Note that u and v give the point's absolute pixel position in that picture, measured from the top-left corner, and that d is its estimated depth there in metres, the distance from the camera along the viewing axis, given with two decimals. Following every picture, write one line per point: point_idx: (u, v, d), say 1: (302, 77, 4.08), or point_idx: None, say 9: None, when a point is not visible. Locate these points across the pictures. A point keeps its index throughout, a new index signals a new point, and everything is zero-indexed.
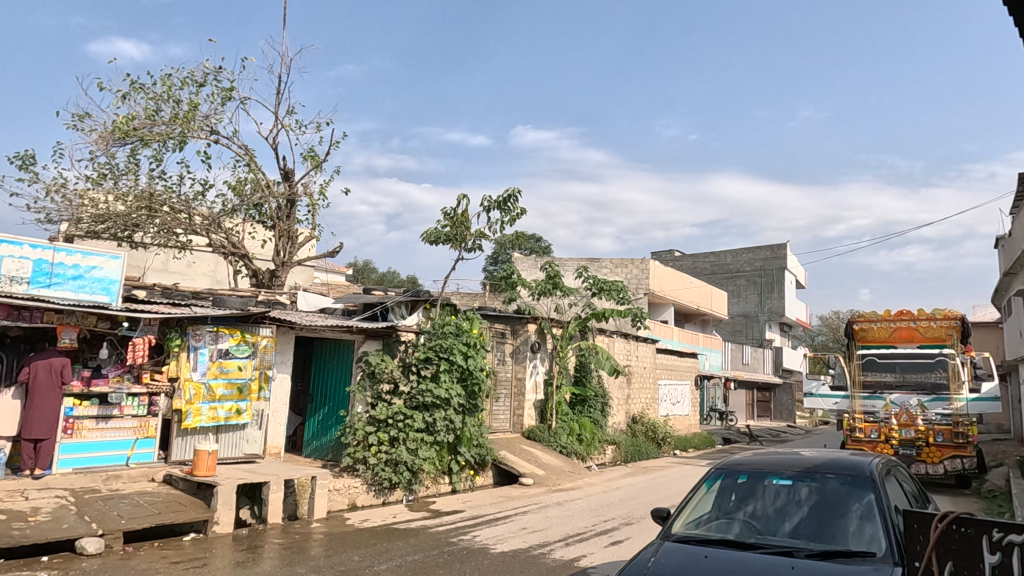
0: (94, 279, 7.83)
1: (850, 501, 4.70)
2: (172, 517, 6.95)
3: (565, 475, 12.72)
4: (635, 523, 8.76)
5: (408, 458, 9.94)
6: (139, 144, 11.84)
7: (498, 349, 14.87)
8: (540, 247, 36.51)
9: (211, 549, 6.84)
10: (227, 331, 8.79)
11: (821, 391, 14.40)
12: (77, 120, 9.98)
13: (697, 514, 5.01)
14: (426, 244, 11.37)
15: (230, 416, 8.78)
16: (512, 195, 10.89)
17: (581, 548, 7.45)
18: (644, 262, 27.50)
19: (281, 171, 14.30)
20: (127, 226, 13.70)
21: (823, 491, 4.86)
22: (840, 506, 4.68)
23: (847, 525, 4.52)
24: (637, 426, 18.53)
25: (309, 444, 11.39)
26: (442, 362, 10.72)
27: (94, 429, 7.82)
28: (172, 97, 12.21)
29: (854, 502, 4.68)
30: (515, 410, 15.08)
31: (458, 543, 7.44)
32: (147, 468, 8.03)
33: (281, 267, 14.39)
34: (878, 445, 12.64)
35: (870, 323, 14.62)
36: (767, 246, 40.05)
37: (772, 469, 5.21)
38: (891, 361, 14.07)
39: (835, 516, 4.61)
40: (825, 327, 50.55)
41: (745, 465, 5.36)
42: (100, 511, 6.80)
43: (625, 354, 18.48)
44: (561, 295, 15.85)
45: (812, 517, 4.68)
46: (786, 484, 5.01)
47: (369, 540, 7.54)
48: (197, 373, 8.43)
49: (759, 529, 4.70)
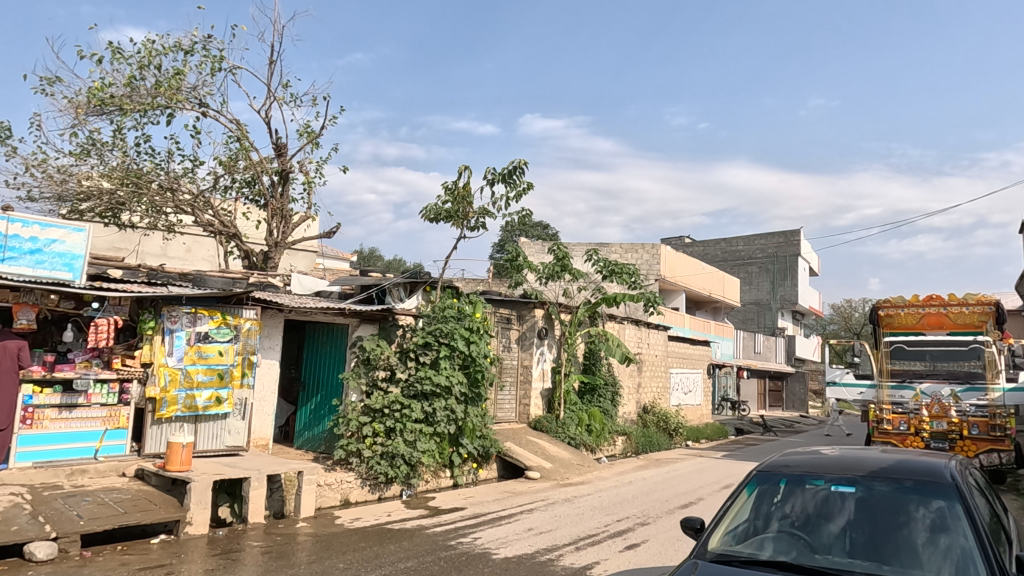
0: (54, 254, 7.08)
1: (913, 506, 3.94)
2: (138, 518, 6.24)
3: (574, 468, 11.99)
4: (651, 524, 8.01)
5: (405, 451, 9.22)
6: (117, 114, 11.11)
7: (503, 335, 14.11)
8: (547, 233, 35.68)
9: (180, 554, 6.12)
10: (207, 312, 8.03)
11: (845, 379, 13.61)
12: (48, 84, 9.22)
13: (734, 523, 4.23)
14: (425, 221, 10.59)
15: (209, 406, 8.03)
16: (519, 167, 10.07)
17: (594, 553, 6.68)
18: (656, 246, 26.63)
19: (274, 146, 13.54)
20: (112, 204, 13.00)
21: (878, 494, 4.09)
22: (901, 513, 3.93)
23: (914, 537, 3.78)
24: (648, 416, 17.83)
25: (302, 435, 10.64)
26: (442, 348, 9.98)
27: (57, 418, 7.12)
28: (156, 64, 11.41)
29: (917, 508, 3.92)
30: (521, 399, 14.30)
31: (456, 547, 6.71)
32: (117, 461, 7.34)
33: (275, 248, 13.66)
34: (906, 438, 12.02)
35: (896, 309, 13.72)
36: (781, 233, 39.24)
37: (817, 471, 4.41)
38: (921, 349, 13.16)
39: (898, 526, 3.86)
40: (838, 316, 49.68)
41: (789, 466, 4.55)
42: (58, 511, 6.12)
43: (635, 341, 17.74)
44: (570, 278, 15.04)
45: (870, 526, 3.92)
46: (839, 488, 4.21)
47: (358, 543, 6.78)
48: (172, 359, 7.72)
49: (807, 542, 3.94)
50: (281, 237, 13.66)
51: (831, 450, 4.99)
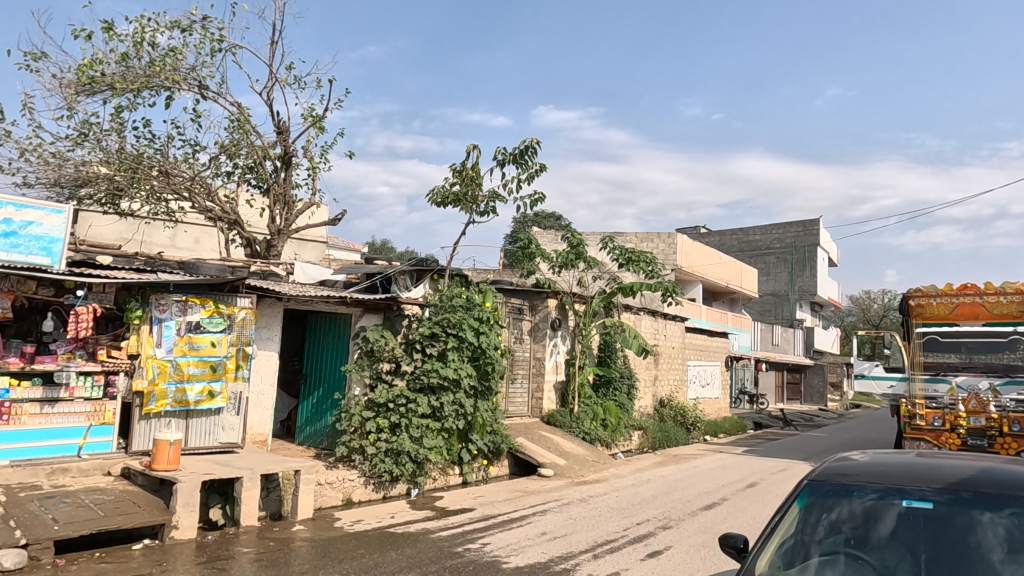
0: (31, 237, 6.61)
1: (981, 512, 3.38)
2: (119, 522, 5.74)
3: (589, 465, 11.44)
4: (674, 528, 7.44)
5: (411, 448, 8.68)
6: (109, 93, 10.62)
7: (515, 326, 13.58)
8: (559, 223, 35.04)
9: (163, 562, 5.62)
10: (198, 300, 7.55)
11: (874, 373, 12.80)
12: (33, 60, 8.71)
13: (782, 545, 3.63)
14: (433, 204, 10.05)
15: (202, 400, 7.55)
16: (532, 146, 9.50)
17: (613, 562, 6.11)
18: (672, 235, 25.95)
19: (276, 130, 13.02)
20: (110, 190, 12.54)
21: (940, 502, 3.51)
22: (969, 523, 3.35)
23: (989, 552, 3.20)
24: (665, 410, 17.26)
25: (303, 430, 10.16)
26: (450, 339, 9.48)
27: (37, 414, 6.64)
28: (151, 42, 10.86)
29: (984, 513, 3.37)
30: (533, 392, 13.78)
31: (463, 555, 6.16)
32: (102, 459, 6.88)
33: (277, 235, 13.13)
34: (942, 434, 11.27)
35: (928, 298, 12.73)
36: (799, 222, 38.28)
37: (872, 479, 3.81)
38: (956, 341, 12.58)
39: (967, 538, 3.28)
40: (856, 307, 48.83)
41: (849, 475, 3.90)
42: (32, 514, 5.64)
43: (652, 332, 17.13)
44: (585, 267, 14.41)
45: (936, 541, 3.32)
46: (907, 500, 3.57)
47: (357, 550, 6.26)
48: (161, 350, 7.24)
49: (870, 567, 3.32)
50: (284, 224, 13.14)
51: (869, 453, 4.42)
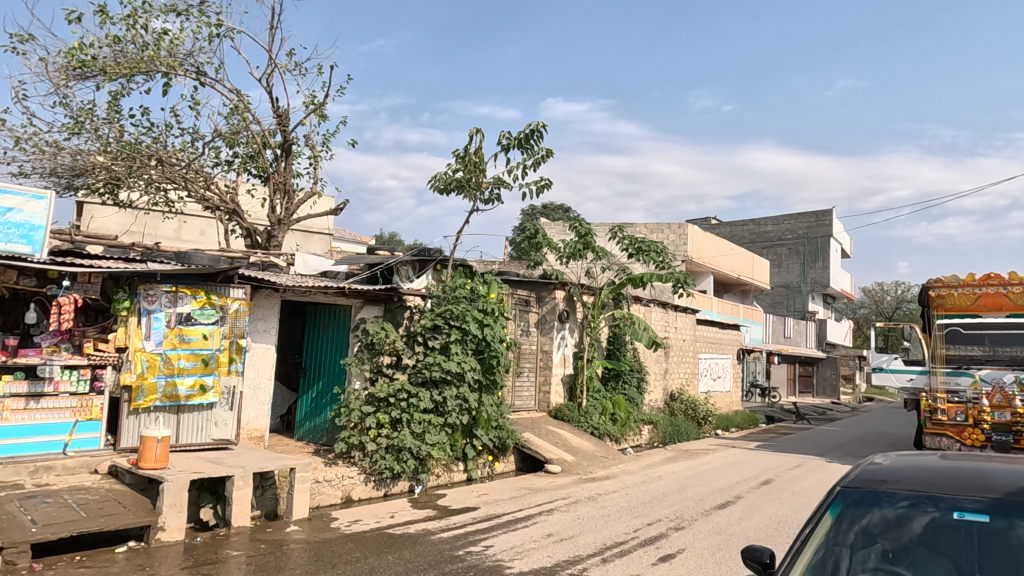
0: (11, 224, 6.30)
1: None
2: (101, 523, 5.44)
3: (598, 461, 11.08)
4: (687, 529, 7.10)
5: (413, 444, 8.36)
6: (102, 79, 10.32)
7: (522, 319, 13.25)
8: (567, 215, 34.59)
9: (147, 567, 5.32)
10: (189, 291, 7.25)
11: (893, 366, 12.51)
12: (19, 43, 8.39)
13: (810, 558, 3.26)
14: (436, 191, 9.71)
15: (192, 395, 7.25)
16: (538, 130, 9.12)
17: (623, 566, 5.76)
18: (682, 226, 25.49)
19: (276, 117, 12.69)
20: (107, 179, 12.24)
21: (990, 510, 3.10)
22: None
23: None
24: (676, 404, 16.90)
25: (303, 425, 9.86)
26: (454, 331, 9.13)
27: (20, 410, 6.35)
28: (145, 25, 10.53)
29: None
30: (540, 386, 13.46)
31: (464, 559, 5.83)
32: (89, 457, 6.61)
33: (277, 225, 12.83)
34: (965, 430, 10.88)
35: (949, 289, 12.42)
36: (811, 213, 37.70)
37: (911, 485, 3.40)
38: (979, 332, 11.96)
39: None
40: (868, 299, 48.14)
41: (888, 481, 3.48)
42: (10, 516, 5.35)
43: (662, 324, 16.73)
44: (593, 258, 14.02)
45: (985, 557, 2.93)
46: (958, 512, 3.14)
47: (353, 553, 5.95)
48: (150, 343, 6.97)
49: None
50: (285, 214, 12.83)
51: (892, 455, 4.04)
